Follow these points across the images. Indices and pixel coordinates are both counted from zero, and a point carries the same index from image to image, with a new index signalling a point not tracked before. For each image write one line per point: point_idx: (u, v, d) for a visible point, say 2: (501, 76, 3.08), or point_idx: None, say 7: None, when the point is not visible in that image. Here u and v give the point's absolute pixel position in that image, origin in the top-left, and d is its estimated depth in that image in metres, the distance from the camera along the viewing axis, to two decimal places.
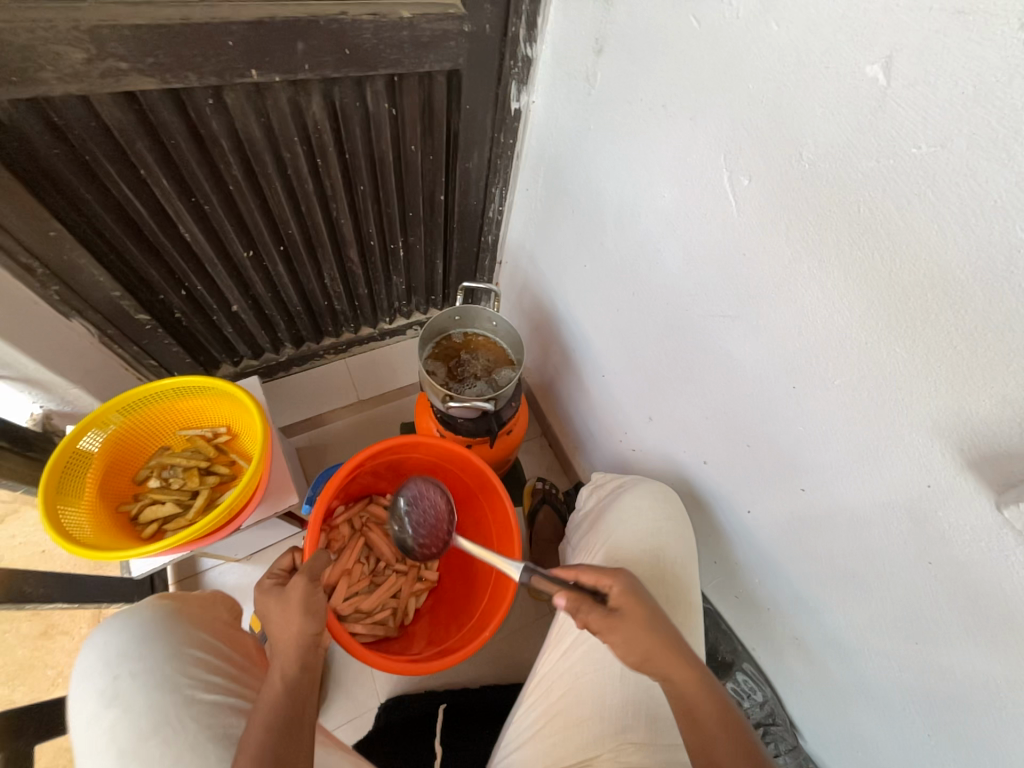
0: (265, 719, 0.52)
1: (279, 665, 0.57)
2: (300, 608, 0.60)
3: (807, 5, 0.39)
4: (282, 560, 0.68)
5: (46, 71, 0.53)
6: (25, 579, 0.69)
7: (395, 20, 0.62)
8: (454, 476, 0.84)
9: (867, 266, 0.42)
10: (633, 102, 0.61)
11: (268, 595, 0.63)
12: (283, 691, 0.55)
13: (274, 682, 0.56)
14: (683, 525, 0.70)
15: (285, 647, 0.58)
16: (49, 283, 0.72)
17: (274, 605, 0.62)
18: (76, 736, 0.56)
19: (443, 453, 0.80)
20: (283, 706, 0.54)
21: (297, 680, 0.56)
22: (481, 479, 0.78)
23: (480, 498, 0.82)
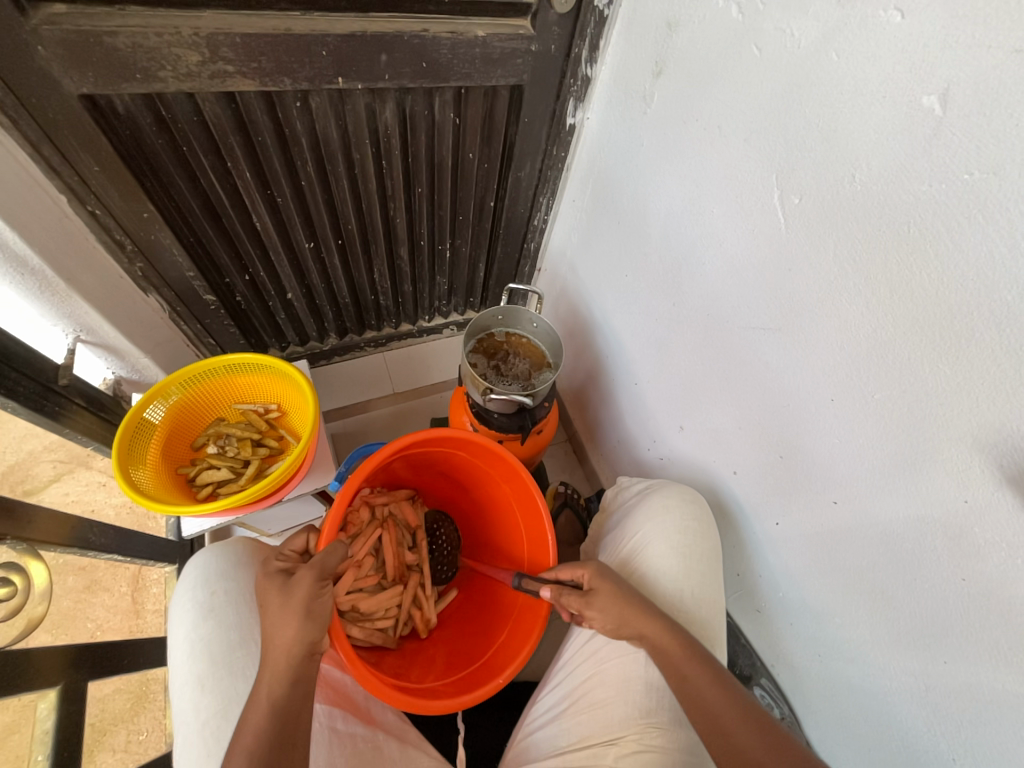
0: (250, 742, 0.48)
1: (268, 677, 0.51)
2: (298, 615, 0.52)
3: (866, 39, 0.42)
4: (295, 542, 0.64)
5: (165, 70, 0.60)
6: (91, 528, 0.77)
7: (470, 37, 0.69)
8: (493, 485, 0.83)
9: (914, 284, 0.44)
10: (688, 122, 0.64)
11: (270, 588, 0.55)
12: (272, 710, 0.49)
13: (261, 699, 0.50)
14: (710, 543, 0.71)
15: (277, 658, 0.51)
16: (136, 260, 0.79)
17: (273, 603, 0.54)
18: (172, 644, 0.65)
19: (493, 462, 0.78)
20: (271, 730, 0.48)
21: (289, 694, 0.50)
22: (525, 499, 0.76)
23: (517, 517, 0.80)
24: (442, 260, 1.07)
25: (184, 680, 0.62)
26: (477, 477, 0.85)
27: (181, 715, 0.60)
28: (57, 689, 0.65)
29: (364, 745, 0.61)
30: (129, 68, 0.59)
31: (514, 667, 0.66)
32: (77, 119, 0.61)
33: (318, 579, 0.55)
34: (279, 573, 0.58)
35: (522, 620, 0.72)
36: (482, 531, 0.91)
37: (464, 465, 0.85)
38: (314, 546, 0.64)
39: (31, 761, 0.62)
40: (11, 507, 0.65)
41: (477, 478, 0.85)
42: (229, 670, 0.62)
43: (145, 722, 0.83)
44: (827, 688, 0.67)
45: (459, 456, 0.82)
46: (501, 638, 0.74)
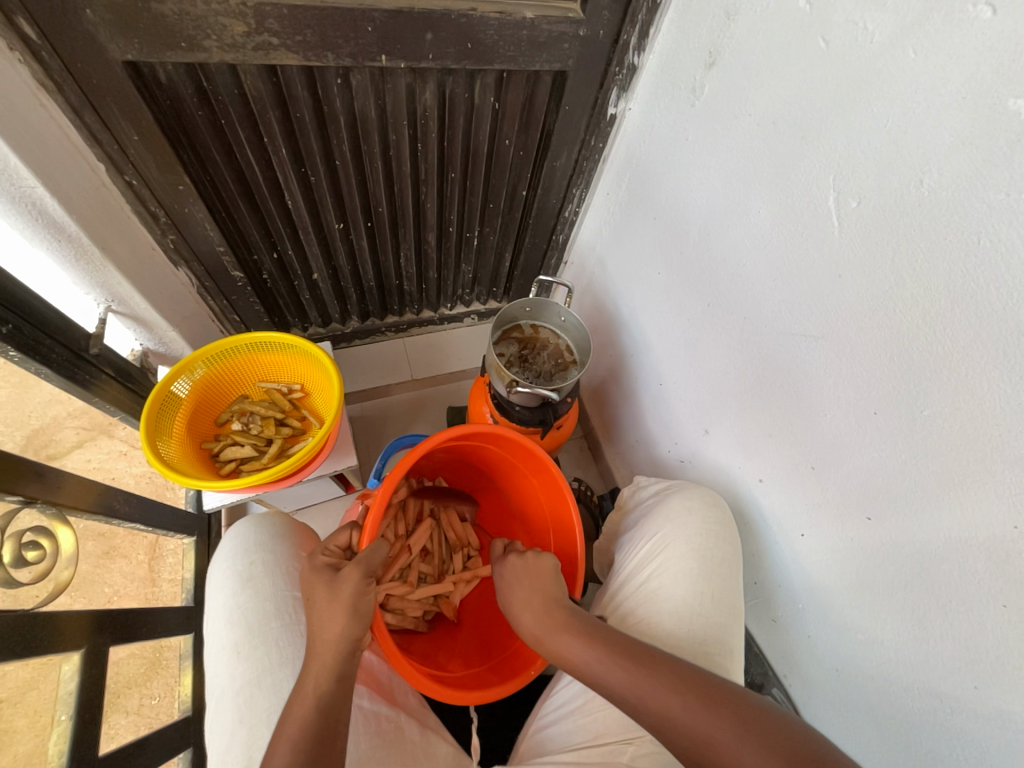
0: (294, 735, 0.47)
1: (315, 673, 0.52)
2: (347, 611, 0.54)
3: (951, 34, 0.40)
4: (340, 538, 0.64)
5: (211, 40, 0.59)
6: (115, 495, 0.78)
7: (518, 19, 0.67)
8: (522, 479, 0.83)
9: (981, 297, 0.42)
10: (740, 117, 0.62)
11: (318, 582, 0.57)
12: (318, 705, 0.49)
13: (307, 695, 0.50)
14: (726, 539, 0.71)
15: (324, 652, 0.53)
16: (168, 231, 0.79)
17: (321, 599, 0.56)
18: (211, 612, 0.66)
19: (522, 458, 0.78)
20: (316, 723, 0.48)
21: (331, 695, 0.51)
22: (554, 495, 0.77)
23: (544, 513, 0.81)
24: (469, 248, 1.05)
25: (220, 646, 0.63)
26: (508, 474, 0.87)
27: (216, 680, 0.61)
28: (81, 652, 0.67)
29: (388, 724, 0.62)
30: (175, 36, 0.58)
31: (543, 662, 0.65)
32: (119, 86, 0.61)
33: (365, 576, 0.58)
34: (326, 567, 0.59)
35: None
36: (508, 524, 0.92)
37: (494, 461, 0.85)
38: (357, 542, 0.64)
39: (53, 719, 0.64)
40: (42, 472, 0.66)
41: (507, 473, 0.86)
42: (263, 639, 0.62)
43: (157, 687, 0.83)
44: (845, 705, 0.66)
45: (488, 450, 0.83)
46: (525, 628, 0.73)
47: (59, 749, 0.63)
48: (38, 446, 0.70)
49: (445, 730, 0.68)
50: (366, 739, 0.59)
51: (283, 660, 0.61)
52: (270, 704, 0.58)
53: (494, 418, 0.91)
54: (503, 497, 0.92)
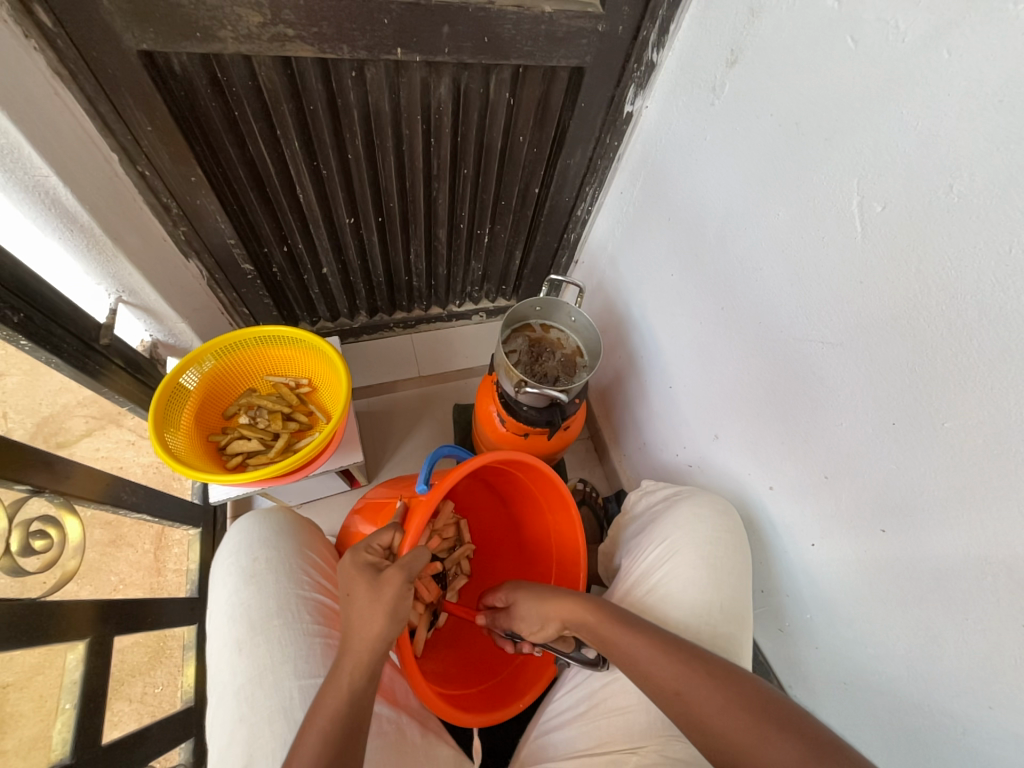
0: (325, 727, 0.48)
1: (349, 668, 0.52)
2: (386, 614, 0.54)
3: (987, 35, 0.39)
4: (384, 537, 0.62)
5: (226, 30, 0.58)
6: (122, 486, 0.78)
7: (536, 13, 0.66)
8: (538, 510, 0.83)
9: (1010, 309, 0.40)
10: (760, 118, 0.60)
11: (359, 579, 0.57)
12: (349, 699, 0.50)
13: (341, 687, 0.51)
14: (741, 568, 0.69)
15: (360, 648, 0.53)
16: (180, 222, 0.79)
17: (362, 596, 0.55)
18: (214, 607, 0.66)
19: (541, 484, 0.77)
20: (346, 717, 0.49)
21: (365, 689, 0.52)
22: (564, 520, 0.76)
23: (550, 549, 0.82)
24: (479, 245, 1.04)
25: (223, 643, 0.63)
26: (518, 490, 0.86)
27: (219, 675, 0.61)
28: (86, 641, 0.67)
29: (389, 725, 0.61)
30: (190, 26, 0.57)
31: (541, 686, 0.69)
32: (133, 75, 0.60)
33: (408, 580, 0.57)
34: (369, 565, 0.59)
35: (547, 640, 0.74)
36: (507, 543, 0.91)
37: (514, 483, 0.85)
38: (398, 546, 0.63)
39: (57, 707, 0.64)
40: (51, 461, 0.66)
41: (525, 498, 0.85)
42: (265, 637, 0.62)
43: (161, 676, 0.83)
44: (855, 720, 0.64)
45: (514, 474, 0.81)
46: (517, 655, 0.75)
47: (63, 737, 0.63)
48: (47, 433, 0.71)
49: (446, 732, 0.68)
50: (367, 740, 0.58)
51: (284, 659, 0.61)
52: (270, 703, 0.58)
53: (501, 417, 0.91)
54: (509, 514, 0.91)
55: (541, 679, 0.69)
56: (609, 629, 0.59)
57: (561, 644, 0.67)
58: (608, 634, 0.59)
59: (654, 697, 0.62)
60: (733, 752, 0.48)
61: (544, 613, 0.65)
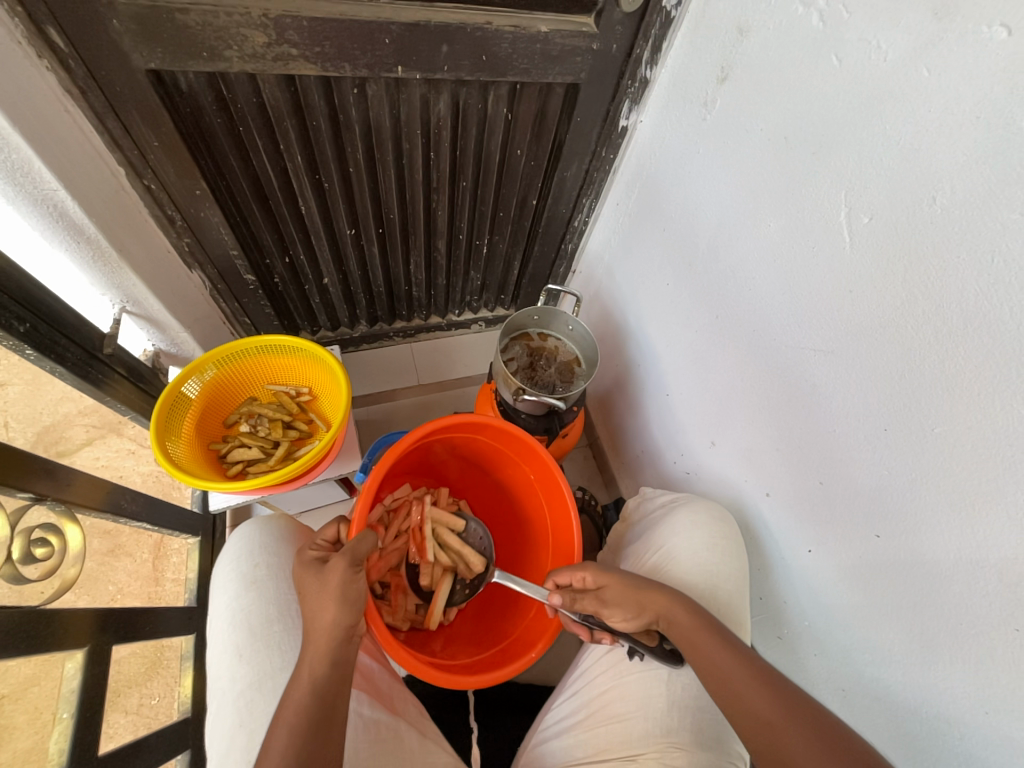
0: (291, 719, 0.48)
1: (310, 660, 0.53)
2: (336, 599, 0.55)
3: (964, 55, 0.40)
4: (327, 532, 0.65)
5: (232, 50, 0.60)
6: (122, 495, 0.79)
7: (532, 33, 0.68)
8: (518, 468, 0.84)
9: (993, 316, 0.41)
10: (750, 133, 0.62)
11: (306, 575, 0.58)
12: (313, 690, 0.51)
13: (303, 679, 0.51)
14: (736, 558, 0.70)
15: (318, 638, 0.53)
16: (184, 234, 0.80)
17: (311, 589, 0.56)
18: (214, 614, 0.67)
19: (517, 447, 0.81)
20: (311, 708, 0.49)
21: (327, 679, 0.52)
22: (549, 482, 0.78)
23: (542, 503, 0.82)
24: (478, 256, 1.06)
25: (223, 650, 0.63)
26: (506, 473, 0.88)
27: (218, 682, 0.61)
28: (84, 651, 0.67)
29: (388, 732, 0.61)
30: (197, 46, 0.59)
31: (545, 642, 0.67)
32: (141, 94, 0.62)
33: (351, 565, 0.57)
34: (313, 561, 0.60)
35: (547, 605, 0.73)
36: (508, 518, 0.91)
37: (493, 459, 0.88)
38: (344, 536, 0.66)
39: (54, 717, 0.64)
40: (53, 469, 0.67)
41: (502, 463, 0.86)
42: (266, 643, 0.62)
43: (157, 687, 0.83)
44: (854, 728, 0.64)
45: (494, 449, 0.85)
46: (528, 614, 0.75)
47: (59, 747, 0.63)
48: (48, 442, 0.71)
49: (444, 741, 0.68)
50: (365, 747, 0.58)
51: (283, 666, 0.61)
52: (270, 710, 0.58)
53: None
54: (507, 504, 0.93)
55: (547, 631, 0.68)
56: (702, 637, 0.58)
57: (646, 638, 0.62)
58: (700, 643, 0.57)
59: (651, 704, 0.62)
60: None
61: (640, 604, 0.61)
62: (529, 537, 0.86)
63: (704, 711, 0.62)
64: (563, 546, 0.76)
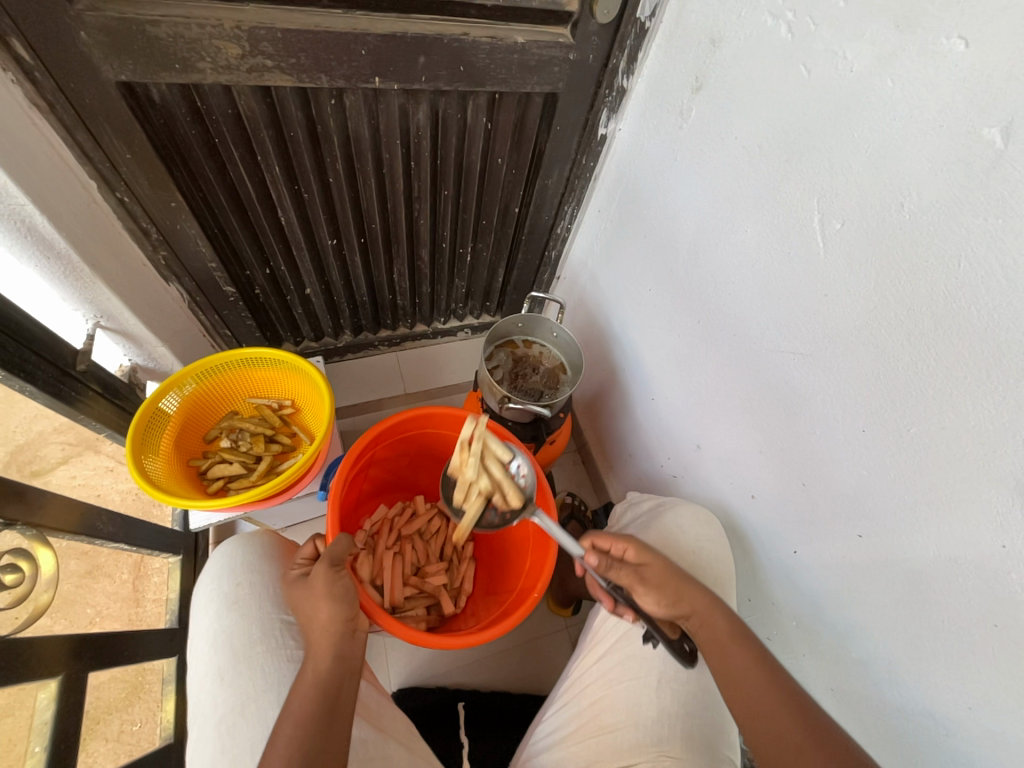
0: (297, 713, 0.50)
1: (312, 658, 0.55)
2: (328, 597, 0.57)
3: (925, 66, 0.41)
4: (304, 549, 0.65)
5: (205, 62, 0.60)
6: (98, 516, 0.77)
7: (509, 44, 0.68)
8: None
9: (962, 317, 0.42)
10: (725, 141, 0.63)
11: (294, 586, 0.60)
12: (317, 684, 0.52)
13: (307, 675, 0.53)
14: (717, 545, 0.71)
15: (317, 637, 0.56)
16: (160, 248, 0.79)
17: (302, 596, 0.59)
18: (195, 636, 0.65)
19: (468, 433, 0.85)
20: (317, 700, 0.51)
21: (330, 672, 0.54)
22: (506, 453, 0.83)
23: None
24: (462, 264, 1.06)
25: (204, 673, 0.61)
26: None
27: (200, 707, 0.59)
28: (59, 679, 0.65)
29: (377, 751, 0.60)
30: (169, 58, 0.58)
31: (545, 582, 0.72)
32: (112, 106, 0.61)
33: (331, 564, 0.60)
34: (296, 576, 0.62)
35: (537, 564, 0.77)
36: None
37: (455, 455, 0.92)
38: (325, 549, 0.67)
39: (27, 751, 0.61)
40: (23, 492, 0.65)
41: (454, 451, 0.91)
42: (249, 665, 0.60)
43: (138, 712, 0.80)
44: (844, 727, 0.65)
45: (452, 442, 0.89)
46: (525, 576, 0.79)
47: None
48: (22, 462, 0.69)
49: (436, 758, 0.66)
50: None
51: (267, 687, 0.59)
52: (254, 733, 0.56)
53: None
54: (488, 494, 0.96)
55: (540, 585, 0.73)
56: (732, 646, 0.57)
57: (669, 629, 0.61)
58: (728, 649, 0.57)
59: (641, 712, 0.62)
60: None
61: (679, 594, 0.60)
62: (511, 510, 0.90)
63: (694, 716, 0.62)
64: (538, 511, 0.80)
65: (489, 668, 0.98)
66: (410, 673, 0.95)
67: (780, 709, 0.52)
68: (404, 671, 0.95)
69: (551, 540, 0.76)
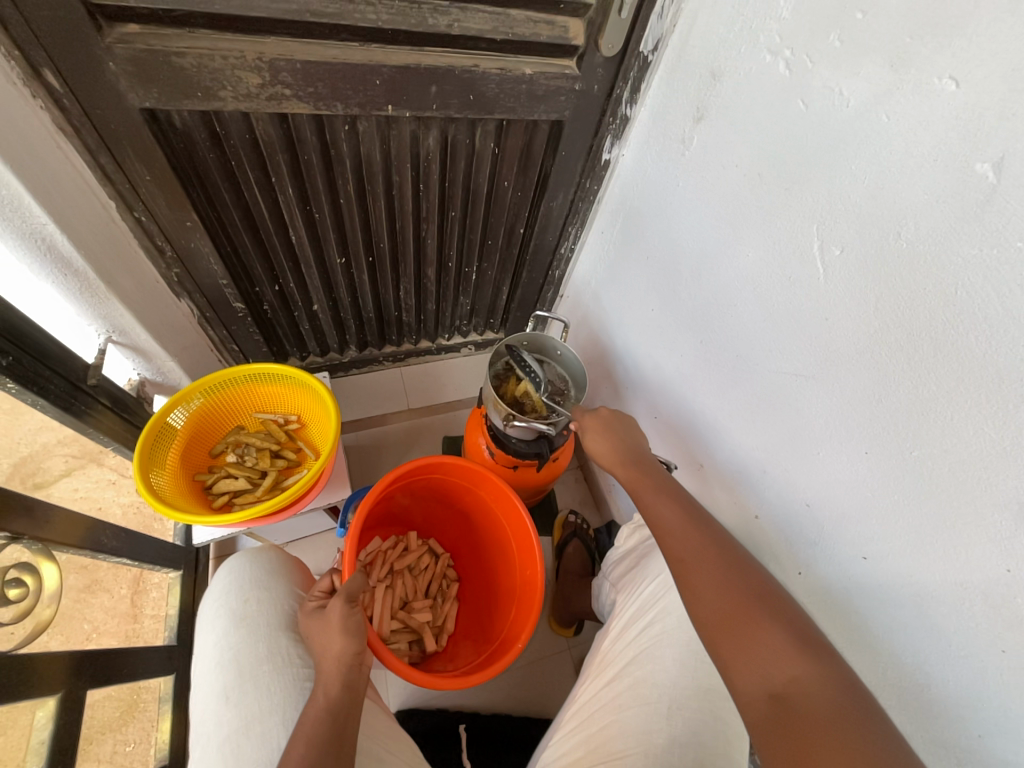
0: (307, 733, 0.50)
1: (324, 683, 0.55)
2: (342, 629, 0.59)
3: (919, 103, 0.43)
4: (323, 582, 0.67)
5: (226, 90, 0.62)
6: (102, 530, 0.77)
7: (517, 75, 0.71)
8: (476, 496, 0.93)
9: (961, 342, 0.43)
10: (725, 168, 0.65)
11: (311, 619, 0.62)
12: (328, 707, 0.53)
13: (318, 699, 0.54)
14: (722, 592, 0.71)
15: (330, 664, 0.56)
16: (173, 265, 0.81)
17: (317, 627, 0.61)
18: (201, 654, 0.64)
19: (473, 479, 0.88)
20: (326, 724, 0.51)
21: (340, 699, 0.54)
22: (505, 503, 0.87)
23: (498, 517, 0.90)
24: (467, 282, 1.08)
25: (209, 692, 0.60)
26: (473, 507, 0.95)
27: (203, 728, 0.58)
28: (57, 697, 0.64)
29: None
30: (192, 86, 0.61)
31: (530, 633, 0.74)
32: (135, 130, 0.63)
33: (349, 599, 0.61)
34: (312, 610, 0.63)
35: (525, 613, 0.79)
36: (477, 541, 0.99)
37: (457, 496, 0.95)
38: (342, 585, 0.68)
39: None
40: (31, 505, 0.65)
41: (455, 494, 0.95)
42: (254, 685, 0.60)
43: (133, 732, 0.79)
44: None
45: (456, 485, 0.92)
46: (513, 623, 0.82)
47: None
48: (24, 475, 0.70)
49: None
50: None
51: (271, 709, 0.58)
52: (257, 756, 0.55)
53: (489, 449, 0.92)
54: (480, 539, 0.98)
55: (528, 630, 0.75)
56: (652, 504, 0.69)
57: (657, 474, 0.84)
58: (651, 510, 0.68)
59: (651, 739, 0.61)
60: (731, 641, 0.55)
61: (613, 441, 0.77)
62: (503, 558, 0.93)
63: (703, 744, 0.61)
64: (529, 562, 0.84)
65: (490, 689, 0.97)
66: (410, 694, 0.94)
67: (729, 582, 0.59)
68: (403, 692, 0.94)
69: (540, 593, 0.77)
